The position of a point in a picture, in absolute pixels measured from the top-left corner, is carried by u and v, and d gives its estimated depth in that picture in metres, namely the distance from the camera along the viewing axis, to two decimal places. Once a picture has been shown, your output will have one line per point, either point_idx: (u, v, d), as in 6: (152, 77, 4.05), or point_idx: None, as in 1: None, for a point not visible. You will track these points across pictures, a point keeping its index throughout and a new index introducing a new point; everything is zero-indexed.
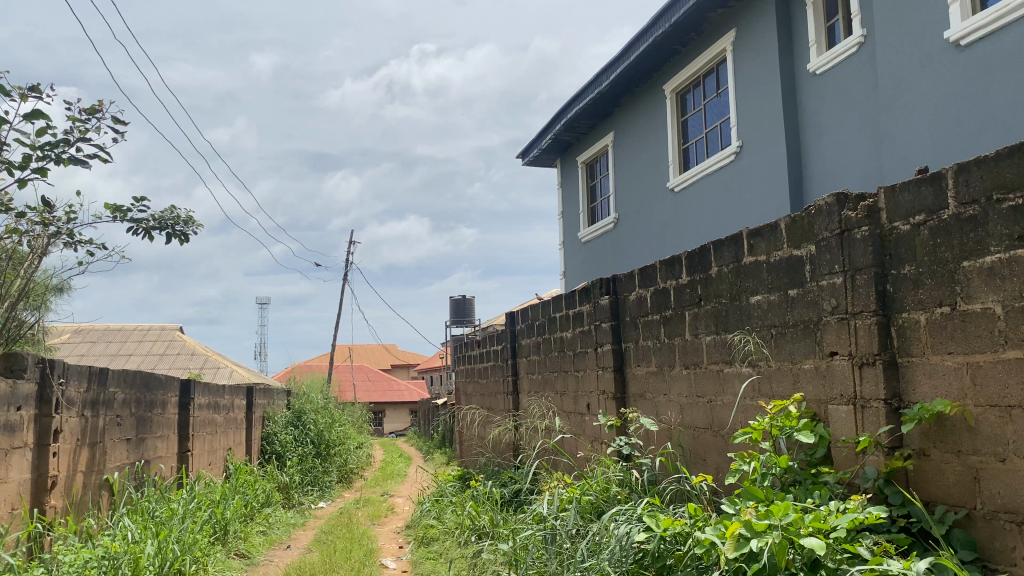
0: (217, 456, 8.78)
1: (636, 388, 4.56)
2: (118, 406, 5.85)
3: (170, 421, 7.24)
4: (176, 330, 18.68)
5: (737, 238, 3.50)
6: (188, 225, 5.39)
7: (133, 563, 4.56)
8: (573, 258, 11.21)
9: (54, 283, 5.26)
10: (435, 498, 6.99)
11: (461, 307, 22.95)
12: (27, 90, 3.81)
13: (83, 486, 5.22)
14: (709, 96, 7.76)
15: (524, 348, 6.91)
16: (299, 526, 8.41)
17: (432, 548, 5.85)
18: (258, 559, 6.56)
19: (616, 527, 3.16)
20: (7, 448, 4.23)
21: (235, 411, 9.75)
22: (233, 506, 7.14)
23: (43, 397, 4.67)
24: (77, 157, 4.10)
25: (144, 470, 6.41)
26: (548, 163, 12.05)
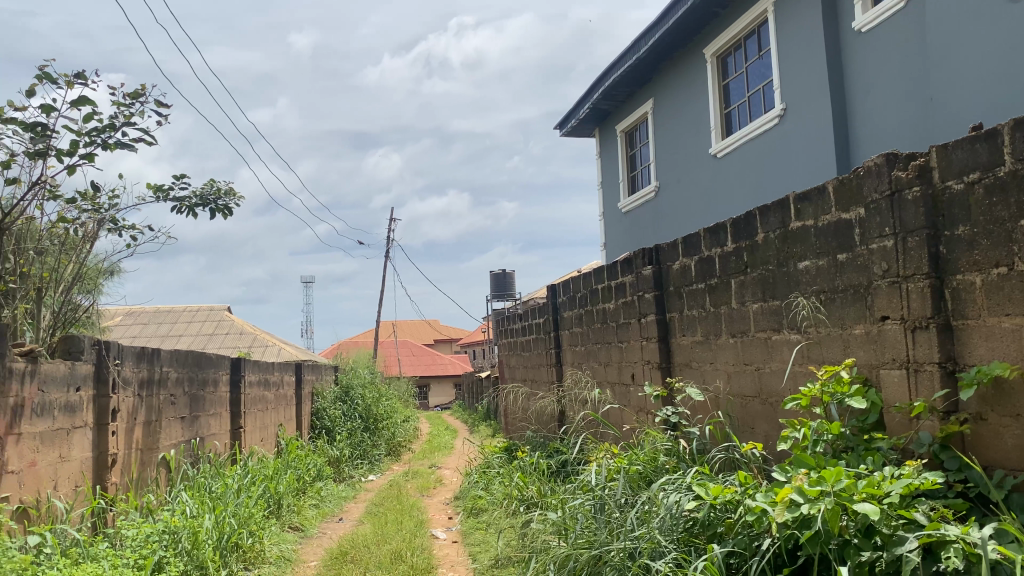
0: (269, 432, 8.97)
1: (682, 357, 4.54)
2: (171, 385, 5.99)
3: (222, 398, 7.40)
4: (225, 310, 19.02)
5: (784, 203, 3.44)
6: (230, 198, 5.47)
7: (192, 537, 4.68)
8: (614, 228, 11.13)
9: (106, 268, 5.39)
10: (482, 470, 7.06)
11: (501, 280, 23.00)
12: (72, 77, 3.90)
13: (142, 463, 5.39)
14: (751, 59, 7.59)
15: (566, 320, 6.90)
16: (350, 499, 8.57)
17: (481, 519, 5.93)
18: (311, 531, 6.71)
19: (665, 496, 3.15)
20: (69, 428, 4.40)
21: (285, 387, 9.94)
22: (286, 480, 7.30)
23: (100, 377, 4.80)
24: (123, 142, 4.19)
25: (199, 447, 6.59)
26: (587, 133, 11.95)
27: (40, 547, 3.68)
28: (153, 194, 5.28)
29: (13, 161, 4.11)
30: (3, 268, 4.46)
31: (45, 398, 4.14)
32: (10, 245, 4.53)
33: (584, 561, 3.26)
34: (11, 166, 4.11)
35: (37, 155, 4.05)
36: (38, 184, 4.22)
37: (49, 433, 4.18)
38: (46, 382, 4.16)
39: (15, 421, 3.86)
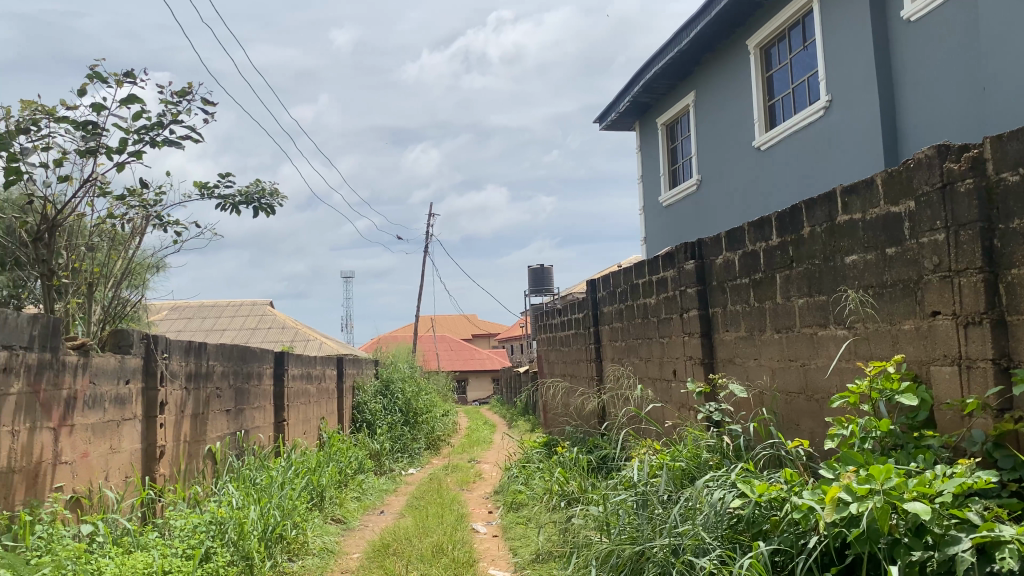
0: (311, 425, 9.10)
1: (725, 353, 4.49)
2: (217, 378, 6.09)
3: (266, 392, 7.51)
4: (267, 305, 19.29)
5: (831, 196, 3.38)
6: (273, 197, 5.54)
7: (238, 527, 4.75)
8: (655, 223, 11.06)
9: (153, 263, 5.50)
10: (522, 465, 7.07)
11: (539, 276, 22.99)
12: (123, 77, 3.99)
13: (190, 455, 5.50)
14: (795, 50, 7.47)
15: (606, 315, 6.87)
16: (392, 492, 8.65)
17: (522, 514, 5.94)
18: (353, 524, 6.78)
19: (709, 492, 3.13)
20: (119, 420, 4.50)
21: (327, 381, 10.06)
22: (328, 472, 7.39)
23: (149, 371, 4.90)
24: (171, 139, 4.28)
25: (244, 440, 6.70)
26: (627, 127, 11.87)
27: (93, 535, 3.78)
28: (198, 191, 5.37)
29: (65, 159, 4.21)
30: (56, 263, 4.57)
31: (96, 390, 4.25)
32: (62, 241, 4.65)
33: (627, 556, 3.26)
34: (63, 164, 4.20)
35: (88, 153, 4.14)
36: (88, 181, 4.32)
37: (100, 425, 4.28)
38: (97, 374, 4.26)
39: (69, 413, 3.96)
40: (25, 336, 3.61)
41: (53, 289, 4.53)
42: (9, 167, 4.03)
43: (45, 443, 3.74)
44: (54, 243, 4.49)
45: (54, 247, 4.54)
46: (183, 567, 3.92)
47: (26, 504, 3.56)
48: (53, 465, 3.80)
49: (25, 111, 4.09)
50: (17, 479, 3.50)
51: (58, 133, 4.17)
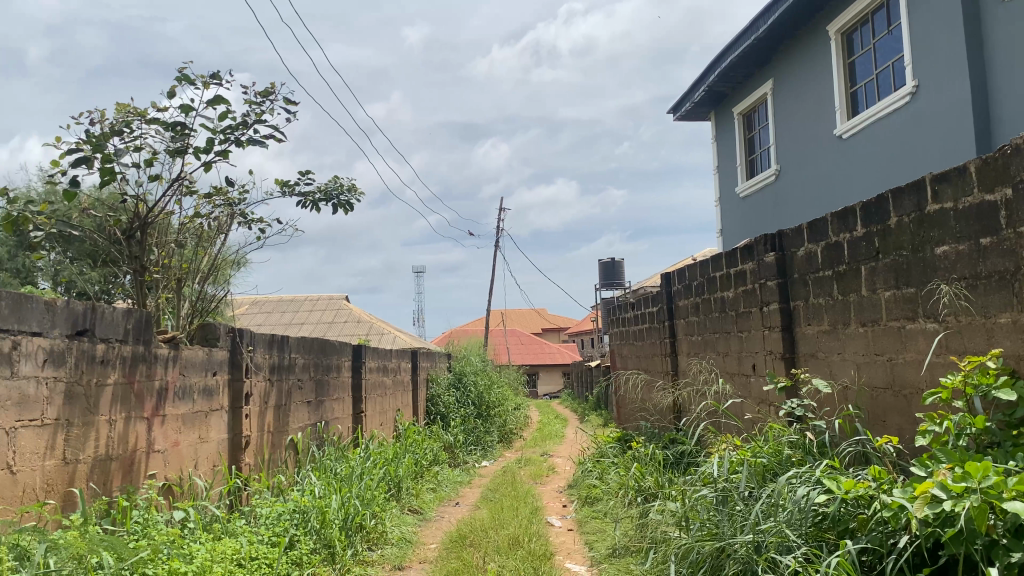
0: (387, 417, 9.26)
1: (807, 347, 4.39)
2: (299, 370, 6.26)
3: (345, 384, 7.68)
4: (343, 299, 19.65)
5: (920, 185, 3.26)
6: (352, 193, 5.65)
7: (321, 516, 4.87)
8: (731, 214, 10.86)
9: (237, 259, 5.67)
10: (596, 459, 7.05)
11: (610, 270, 22.84)
12: (209, 78, 4.15)
13: (273, 445, 5.67)
14: (878, 35, 7.23)
15: (681, 309, 6.80)
16: (466, 484, 8.75)
17: (597, 508, 5.94)
18: (430, 514, 6.88)
19: (793, 489, 3.06)
20: (207, 411, 4.67)
21: (402, 374, 10.22)
22: (405, 463, 7.51)
23: (235, 363, 5.07)
24: (256, 138, 4.41)
25: (324, 431, 6.87)
26: (702, 117, 11.69)
27: (184, 522, 3.92)
28: (280, 189, 5.52)
29: (155, 160, 4.38)
30: (148, 259, 4.78)
31: (186, 381, 4.41)
32: (154, 238, 4.85)
33: (708, 552, 3.23)
34: (154, 164, 4.38)
35: (177, 152, 4.29)
36: (177, 180, 4.49)
37: (190, 415, 4.44)
38: (187, 367, 4.43)
39: (161, 403, 4.13)
40: (120, 330, 3.76)
41: (146, 284, 4.73)
42: (103, 168, 4.21)
43: (139, 432, 3.90)
44: (145, 240, 4.70)
45: (146, 244, 4.75)
46: (269, 553, 4.04)
47: (123, 490, 3.73)
48: (147, 453, 3.97)
49: (118, 114, 4.27)
50: (114, 466, 3.67)
51: (149, 135, 4.34)
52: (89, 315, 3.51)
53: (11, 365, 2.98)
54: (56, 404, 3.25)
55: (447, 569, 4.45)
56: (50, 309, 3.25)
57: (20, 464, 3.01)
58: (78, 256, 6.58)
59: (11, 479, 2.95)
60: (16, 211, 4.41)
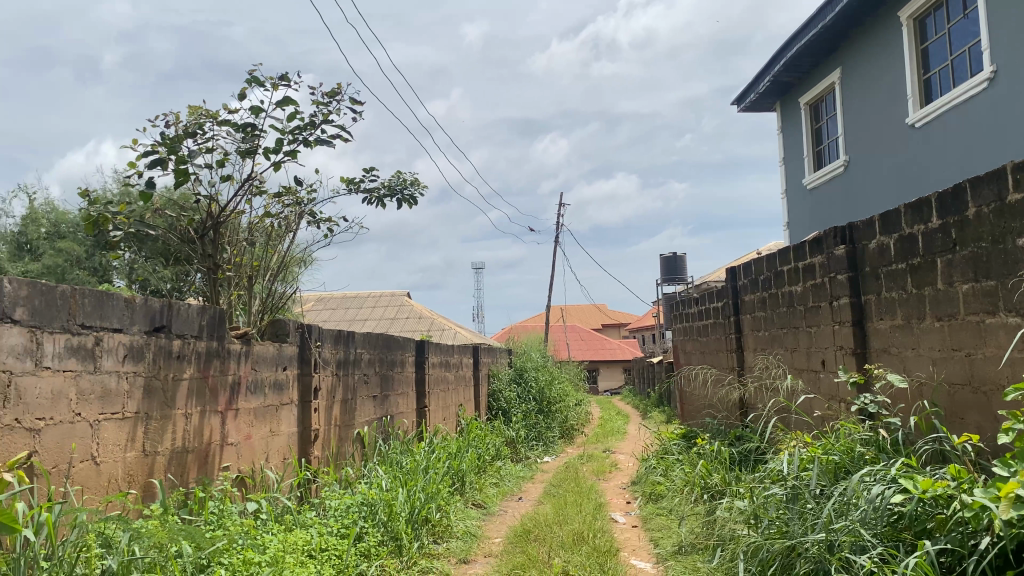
0: (450, 412, 9.35)
1: (879, 342, 4.28)
2: (364, 365, 6.36)
3: (409, 379, 7.77)
4: (405, 296, 19.88)
5: (1000, 173, 3.15)
6: (415, 187, 5.72)
7: (387, 508, 4.94)
8: (799, 207, 10.64)
9: (305, 256, 5.79)
10: (661, 456, 6.99)
11: (672, 264, 22.58)
12: (278, 79, 4.27)
13: (340, 438, 5.78)
14: (953, 19, 6.98)
15: (748, 304, 6.69)
16: (529, 479, 8.78)
17: (661, 505, 5.89)
18: (493, 509, 6.92)
19: (868, 488, 2.99)
20: (278, 405, 4.79)
21: (464, 369, 10.30)
22: (468, 457, 7.58)
23: (304, 358, 5.18)
24: (323, 138, 4.48)
25: (390, 425, 6.97)
26: (767, 107, 11.47)
27: (257, 513, 4.03)
28: (345, 186, 5.61)
29: (226, 160, 4.49)
30: (221, 258, 4.92)
31: (258, 376, 4.53)
32: (226, 237, 4.99)
33: (778, 550, 3.17)
34: (225, 165, 4.49)
35: (247, 152, 4.40)
36: (248, 180, 4.59)
37: (261, 409, 4.56)
38: (259, 362, 4.55)
39: (234, 397, 4.24)
40: (195, 326, 3.87)
41: (219, 281, 4.88)
42: (178, 169, 4.34)
43: (213, 426, 4.01)
44: (218, 239, 4.84)
45: (219, 243, 4.89)
46: (339, 545, 4.12)
47: (198, 481, 3.84)
48: (221, 446, 4.08)
49: (191, 116, 4.39)
50: (190, 458, 3.78)
51: (221, 136, 4.46)
52: (165, 313, 3.62)
53: (94, 360, 3.10)
54: (136, 398, 3.37)
55: (513, 563, 4.47)
56: (130, 306, 3.36)
57: (102, 455, 3.13)
58: (152, 254, 6.81)
59: (95, 470, 3.07)
60: (97, 212, 4.59)
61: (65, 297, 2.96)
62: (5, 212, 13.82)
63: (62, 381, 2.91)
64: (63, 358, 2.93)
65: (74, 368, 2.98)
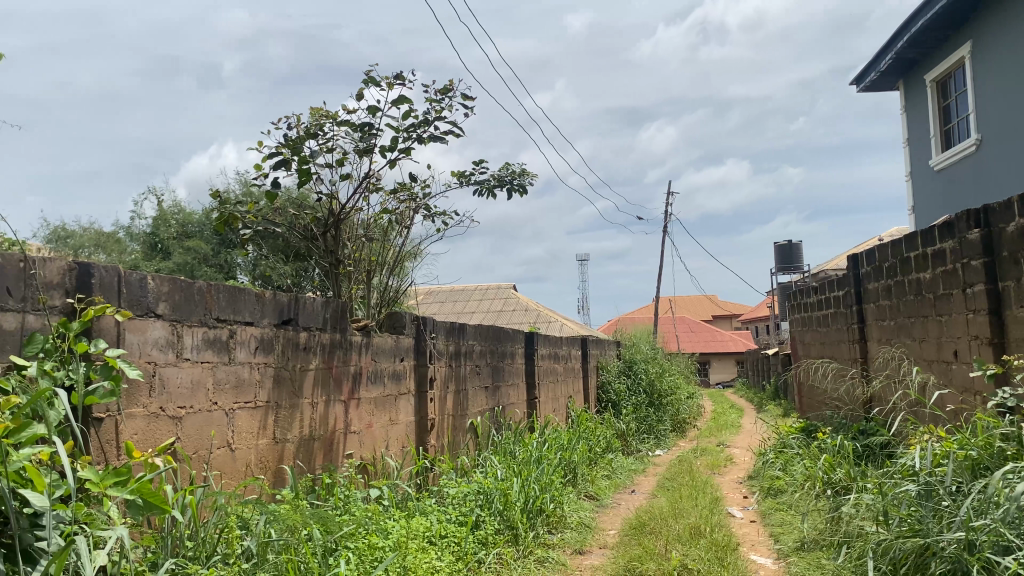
0: (560, 403, 9.38)
1: (1019, 332, 4.03)
2: (476, 356, 6.45)
3: (519, 370, 7.84)
4: (511, 288, 20.04)
5: None
6: (524, 177, 5.75)
7: (503, 498, 5.00)
8: (925, 189, 10.12)
9: (418, 251, 5.92)
10: (779, 450, 6.79)
11: (787, 253, 21.90)
12: (393, 79, 4.39)
13: (455, 428, 5.90)
14: None
15: (871, 293, 6.41)
16: (641, 472, 8.71)
17: (781, 500, 5.74)
18: (606, 501, 6.91)
19: (1011, 485, 2.83)
20: (396, 395, 4.93)
21: (573, 361, 10.30)
22: (580, 449, 7.59)
23: (420, 350, 5.32)
24: (436, 135, 4.58)
25: (502, 416, 7.06)
26: (889, 86, 10.94)
27: (380, 499, 4.17)
28: (457, 180, 5.70)
29: (346, 160, 4.65)
30: (342, 254, 5.10)
31: (377, 367, 4.67)
32: (346, 233, 5.17)
33: (911, 549, 3.05)
34: (344, 164, 4.65)
35: (365, 151, 4.54)
36: (365, 178, 4.75)
37: (381, 399, 4.70)
38: (378, 353, 4.69)
39: (356, 386, 4.39)
40: (319, 319, 4.03)
41: (340, 276, 5.10)
42: (301, 169, 4.51)
43: (338, 414, 4.17)
44: (339, 235, 5.03)
45: (340, 239, 5.08)
46: (457, 532, 4.21)
47: (324, 468, 4.00)
48: (345, 434, 4.23)
49: (313, 117, 4.56)
50: (317, 445, 3.94)
51: (340, 136, 4.61)
52: (293, 306, 3.78)
53: (228, 351, 3.26)
54: (266, 387, 3.53)
55: (630, 555, 4.45)
56: (260, 300, 3.52)
57: (238, 441, 3.30)
58: (273, 251, 7.11)
59: (231, 455, 3.25)
60: (228, 211, 4.82)
61: (202, 292, 3.12)
62: (140, 214, 14.73)
63: (201, 372, 3.09)
64: (201, 349, 3.10)
65: (210, 359, 3.15)
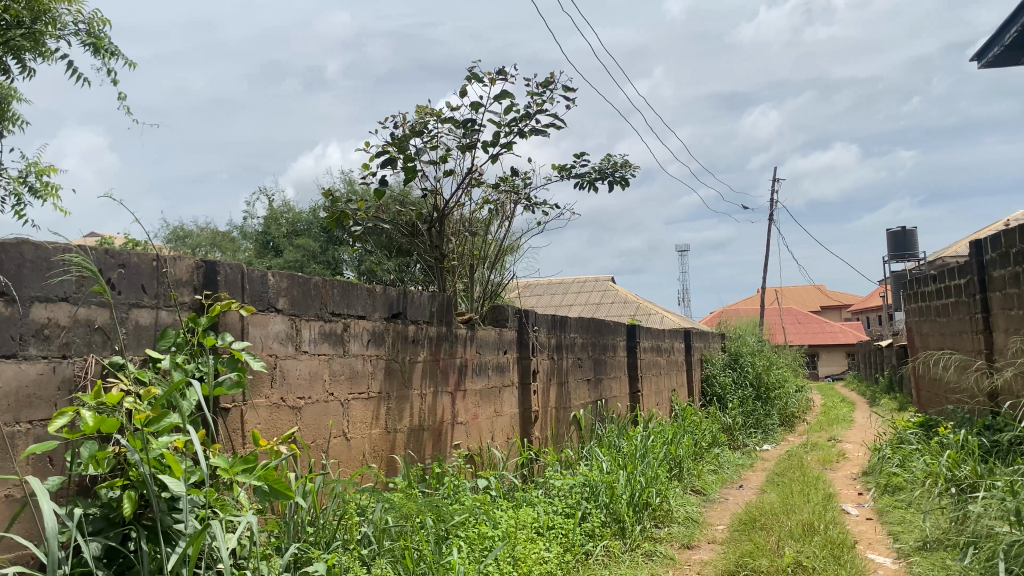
0: (663, 397, 9.27)
1: None
2: (578, 349, 6.46)
3: (621, 363, 7.79)
4: (609, 280, 19.91)
5: None
6: (626, 168, 5.70)
7: (609, 490, 4.97)
8: None
9: (519, 244, 5.95)
10: (896, 445, 6.51)
11: (901, 239, 20.94)
12: (495, 74, 4.44)
13: (558, 420, 5.92)
14: None
15: (997, 280, 6.07)
16: (749, 467, 8.52)
17: (901, 497, 5.51)
18: (713, 495, 6.79)
19: None
20: (500, 386, 4.99)
21: (676, 354, 10.15)
22: (685, 443, 7.48)
23: (523, 342, 5.37)
24: (538, 128, 4.60)
25: (605, 408, 7.03)
26: (1014, 61, 10.28)
27: (488, 489, 4.22)
28: (557, 172, 5.71)
29: (449, 156, 4.72)
30: (446, 248, 5.19)
31: (482, 359, 4.74)
32: (450, 228, 5.26)
33: None
34: (448, 160, 4.73)
35: (468, 147, 4.60)
36: (468, 174, 4.81)
37: (486, 390, 4.77)
38: (482, 345, 4.76)
39: (462, 378, 4.47)
40: (426, 312, 4.11)
41: (445, 270, 5.19)
42: (406, 167, 4.61)
43: (445, 405, 4.25)
44: (443, 230, 5.12)
45: (444, 234, 5.17)
46: (564, 524, 4.23)
47: (434, 457, 4.09)
48: (452, 424, 4.31)
49: (417, 115, 4.65)
50: (426, 435, 4.04)
51: (444, 133, 4.69)
52: (402, 300, 3.88)
53: (343, 344, 3.38)
54: (379, 379, 3.64)
55: (740, 550, 4.36)
56: (372, 294, 3.63)
57: (352, 431, 3.42)
58: (378, 247, 7.29)
59: (347, 444, 3.36)
60: (339, 209, 4.96)
61: (318, 287, 3.24)
62: (252, 214, 15.35)
63: (318, 364, 3.21)
64: (318, 343, 3.21)
65: (327, 352, 3.27)
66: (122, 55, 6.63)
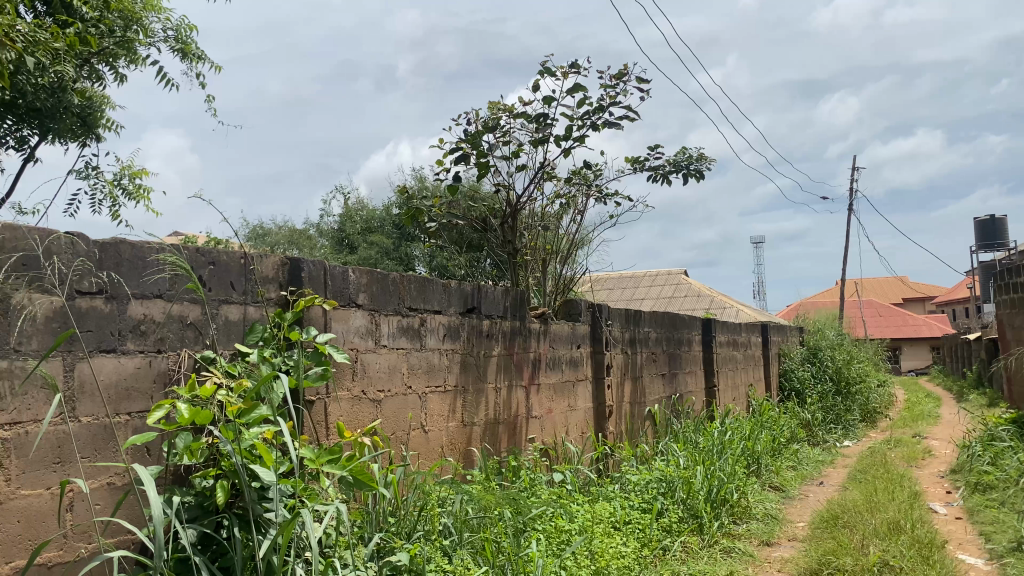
0: (739, 392, 9.11)
1: None
2: (652, 343, 6.41)
3: (696, 357, 7.69)
4: (682, 274, 19.64)
5: None
6: (701, 161, 5.63)
7: (686, 486, 4.92)
8: None
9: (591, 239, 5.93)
10: (987, 442, 6.26)
11: (989, 228, 20.09)
12: (568, 68, 4.44)
13: (633, 415, 5.89)
14: None
15: None
16: (829, 464, 8.31)
17: (992, 497, 5.31)
18: (792, 492, 6.66)
19: None
20: (575, 380, 5.00)
21: (752, 348, 9.96)
22: (763, 439, 7.34)
23: (596, 336, 5.37)
24: (611, 120, 4.58)
25: (680, 403, 6.96)
26: None
27: (563, 482, 4.23)
28: (631, 166, 5.67)
29: (522, 151, 4.74)
30: (519, 243, 5.20)
31: (556, 354, 4.75)
32: (522, 223, 5.28)
33: None
34: (521, 155, 4.75)
35: (540, 142, 4.61)
36: (541, 168, 4.82)
37: (560, 384, 4.78)
38: (556, 340, 4.77)
39: (536, 372, 4.49)
40: (500, 307, 4.14)
41: (519, 265, 5.21)
42: (480, 162, 4.65)
43: (520, 399, 4.27)
44: (516, 226, 5.14)
45: (517, 229, 5.19)
46: (641, 519, 4.20)
47: (509, 450, 4.12)
48: (527, 418, 4.34)
49: (490, 111, 4.68)
50: (502, 429, 4.07)
51: (516, 128, 4.71)
52: (476, 295, 3.92)
53: (420, 338, 3.43)
54: (455, 372, 3.69)
55: (823, 548, 4.26)
56: (447, 289, 3.67)
57: (430, 423, 3.47)
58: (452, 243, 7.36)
59: (425, 437, 3.42)
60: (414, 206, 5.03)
61: (395, 282, 3.30)
62: (327, 212, 15.65)
63: (397, 357, 3.26)
64: (396, 337, 3.27)
65: (405, 346, 3.33)
66: (208, 59, 6.84)
